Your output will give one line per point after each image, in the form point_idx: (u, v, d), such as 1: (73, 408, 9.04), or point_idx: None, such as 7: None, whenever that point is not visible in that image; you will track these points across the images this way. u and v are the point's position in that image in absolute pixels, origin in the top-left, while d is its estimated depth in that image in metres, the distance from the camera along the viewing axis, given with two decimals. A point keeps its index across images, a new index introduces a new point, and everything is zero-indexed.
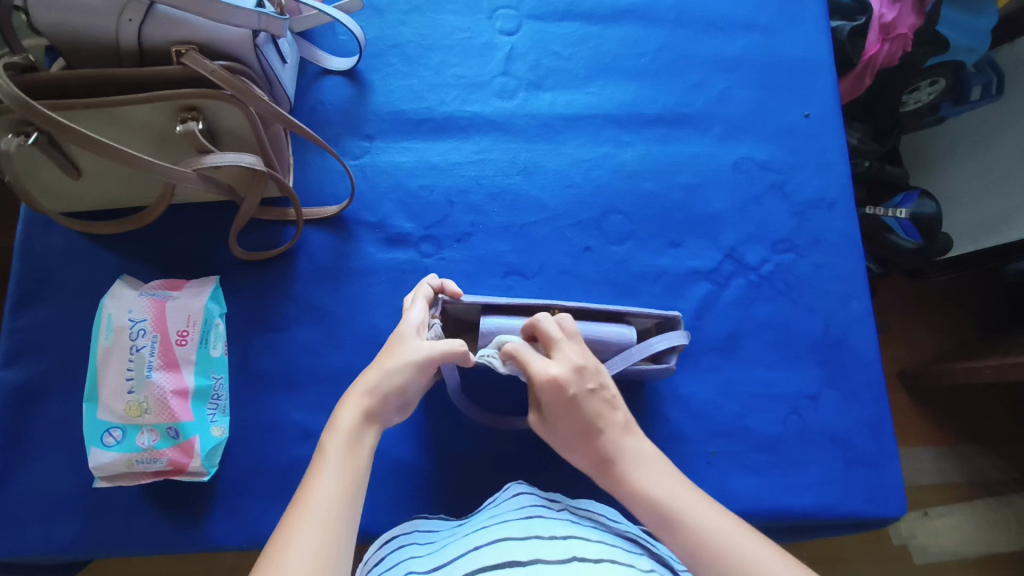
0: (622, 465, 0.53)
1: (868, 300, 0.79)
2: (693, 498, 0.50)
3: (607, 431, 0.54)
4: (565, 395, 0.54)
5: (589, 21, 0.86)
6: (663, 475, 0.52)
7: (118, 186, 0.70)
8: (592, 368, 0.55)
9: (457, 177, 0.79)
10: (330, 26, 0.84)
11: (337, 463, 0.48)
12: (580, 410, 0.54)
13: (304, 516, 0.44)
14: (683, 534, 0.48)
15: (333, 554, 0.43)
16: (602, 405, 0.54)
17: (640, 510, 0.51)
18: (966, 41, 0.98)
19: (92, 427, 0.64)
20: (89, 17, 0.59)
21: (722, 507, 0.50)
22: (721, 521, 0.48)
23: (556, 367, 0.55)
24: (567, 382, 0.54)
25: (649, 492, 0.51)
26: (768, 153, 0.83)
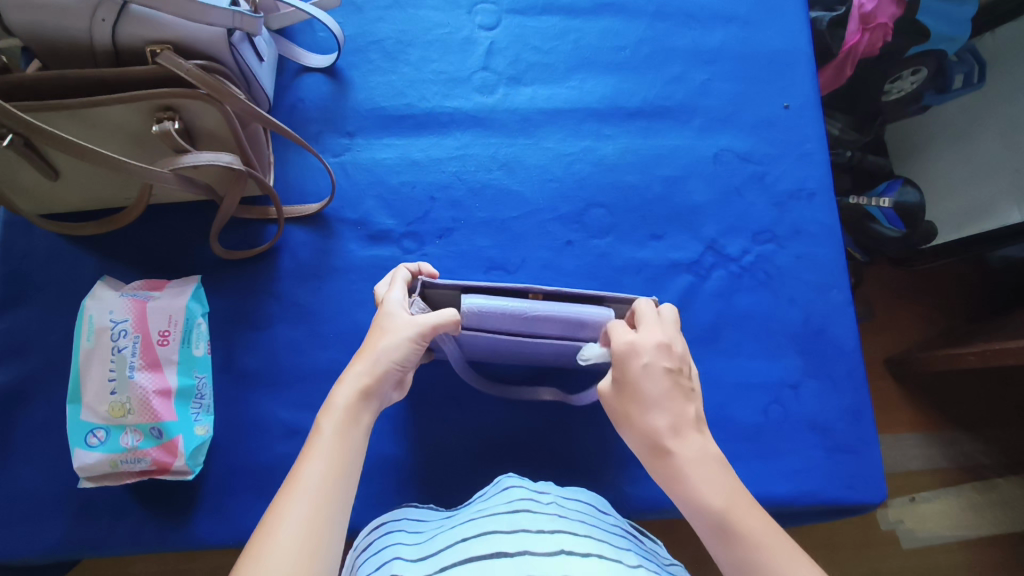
0: (675, 448, 0.50)
1: (847, 289, 0.80)
2: (754, 511, 0.48)
3: (671, 413, 0.51)
4: (638, 363, 0.53)
5: (569, 15, 0.86)
6: (725, 479, 0.49)
7: (97, 187, 0.69)
8: (676, 350, 0.54)
9: (438, 173, 0.79)
10: (309, 23, 0.83)
11: (330, 440, 0.48)
12: (647, 383, 0.52)
13: (295, 493, 0.44)
14: (739, 549, 0.46)
15: (323, 531, 0.43)
16: (674, 387, 0.52)
17: (690, 508, 0.49)
18: (947, 30, 0.97)
19: (75, 428, 0.64)
20: (61, 17, 0.59)
21: (783, 529, 0.47)
22: (778, 542, 0.46)
23: (640, 337, 0.54)
24: (643, 351, 0.53)
25: (702, 493, 0.48)
26: (748, 145, 0.84)
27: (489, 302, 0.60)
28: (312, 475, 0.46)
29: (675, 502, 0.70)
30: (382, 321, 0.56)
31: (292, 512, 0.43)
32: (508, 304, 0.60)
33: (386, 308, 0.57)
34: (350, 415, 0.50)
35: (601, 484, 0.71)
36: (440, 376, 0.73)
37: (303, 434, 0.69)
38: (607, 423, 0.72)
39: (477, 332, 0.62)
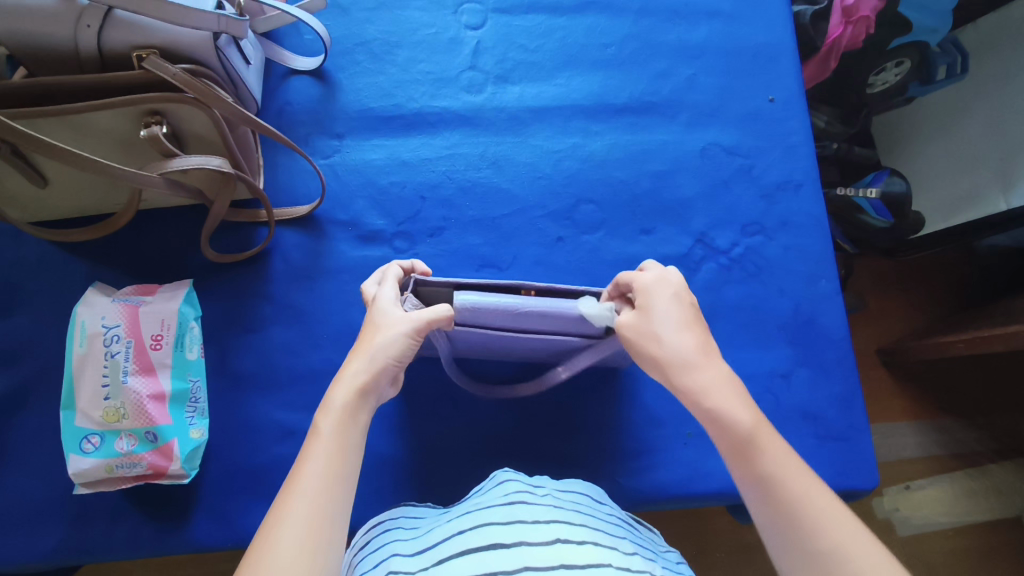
0: (699, 367, 0.51)
1: (836, 279, 0.80)
2: (776, 438, 0.49)
3: (700, 336, 0.53)
4: (668, 291, 0.55)
5: (554, 13, 0.87)
6: (747, 403, 0.50)
7: (86, 193, 0.69)
8: (693, 293, 0.58)
9: (427, 173, 0.79)
10: (295, 26, 0.84)
11: (329, 442, 0.48)
12: (677, 308, 0.55)
13: (295, 497, 0.44)
14: (760, 465, 0.47)
15: (325, 536, 0.43)
16: (699, 318, 0.55)
17: (716, 422, 0.50)
18: (929, 22, 0.98)
19: (71, 434, 0.64)
20: (47, 24, 0.59)
21: (801, 456, 0.49)
22: (793, 465, 0.47)
23: (669, 272, 0.57)
24: (675, 281, 0.56)
25: (726, 409, 0.49)
26: (735, 139, 0.85)
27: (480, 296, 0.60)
28: (312, 479, 0.46)
29: (670, 493, 0.71)
30: (372, 321, 0.56)
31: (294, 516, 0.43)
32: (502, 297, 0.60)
33: (375, 308, 0.57)
34: (347, 415, 0.50)
35: (596, 478, 0.71)
36: (435, 374, 0.74)
37: (299, 435, 0.69)
38: (600, 417, 0.73)
39: (472, 327, 0.62)
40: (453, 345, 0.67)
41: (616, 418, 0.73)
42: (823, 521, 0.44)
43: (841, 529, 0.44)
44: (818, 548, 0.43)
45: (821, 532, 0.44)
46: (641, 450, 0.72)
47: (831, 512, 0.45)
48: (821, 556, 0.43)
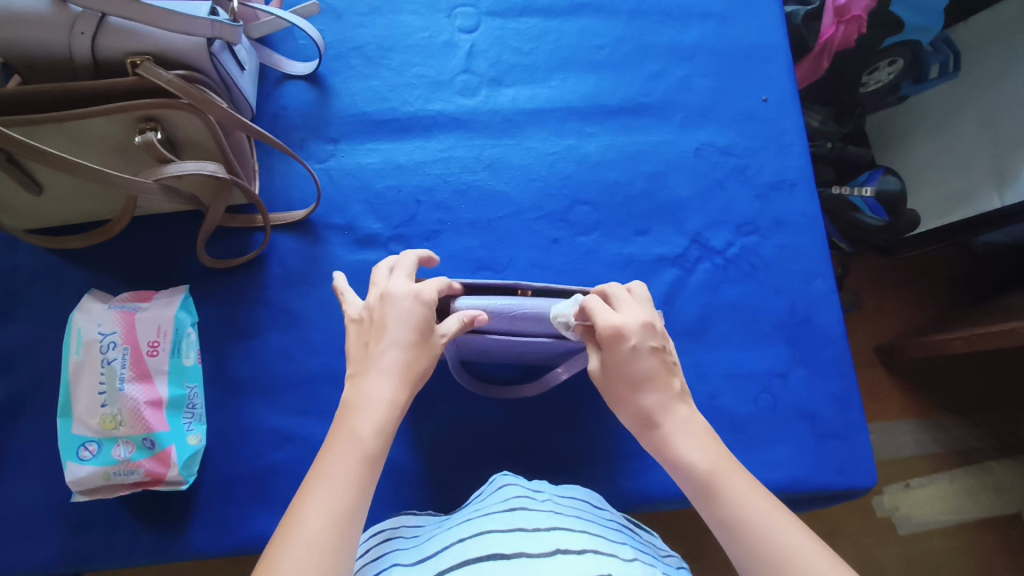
0: (664, 422, 0.52)
1: (831, 278, 0.81)
2: (740, 477, 0.49)
3: (658, 391, 0.53)
4: (626, 345, 0.52)
5: (548, 16, 0.87)
6: (710, 445, 0.51)
7: (81, 200, 0.69)
8: (657, 327, 0.55)
9: (422, 176, 0.79)
10: (289, 31, 0.84)
11: (358, 453, 0.46)
12: (635, 365, 0.53)
13: (311, 505, 0.42)
14: (721, 507, 0.47)
15: (341, 553, 0.41)
16: (661, 365, 0.53)
17: (679, 472, 0.51)
18: (921, 21, 0.99)
19: (67, 442, 0.64)
20: (41, 32, 0.60)
21: (765, 490, 0.48)
22: (756, 499, 0.47)
23: (625, 319, 0.54)
24: (632, 333, 0.53)
25: (688, 457, 0.50)
26: (729, 139, 0.85)
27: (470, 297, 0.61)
28: (333, 489, 0.43)
29: (669, 493, 0.71)
30: (417, 320, 0.52)
31: (309, 526, 0.41)
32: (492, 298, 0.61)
33: (421, 304, 0.53)
34: (386, 431, 0.48)
35: (595, 479, 0.71)
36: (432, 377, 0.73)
37: (297, 440, 0.69)
38: (598, 418, 0.73)
39: (475, 333, 0.63)
40: (456, 351, 0.68)
41: (615, 419, 0.73)
42: (787, 555, 0.43)
43: (807, 560, 0.42)
44: None
45: None
46: (640, 451, 0.72)
47: (797, 545, 0.43)
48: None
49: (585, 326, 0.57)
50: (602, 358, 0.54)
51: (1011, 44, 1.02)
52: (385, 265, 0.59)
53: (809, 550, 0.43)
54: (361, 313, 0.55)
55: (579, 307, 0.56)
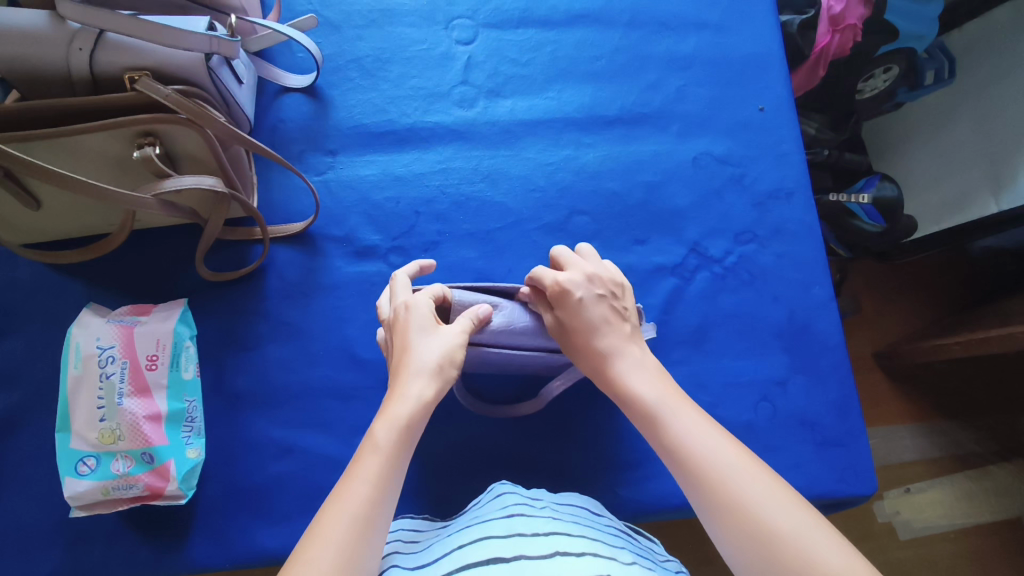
0: (617, 362, 0.55)
1: (830, 285, 0.81)
2: (686, 406, 0.52)
3: (609, 333, 0.56)
4: (573, 298, 0.56)
5: (544, 27, 0.87)
6: (657, 379, 0.54)
7: (80, 215, 0.70)
8: (604, 277, 0.59)
9: (420, 188, 0.80)
10: (287, 44, 0.84)
11: (378, 453, 0.46)
12: (585, 313, 0.56)
13: (333, 512, 0.43)
14: (666, 432, 0.50)
15: (360, 560, 0.42)
16: (612, 311, 0.57)
17: (628, 401, 0.54)
18: (917, 29, 0.99)
19: (66, 457, 0.64)
20: (40, 49, 0.60)
21: (708, 416, 0.51)
22: (699, 424, 0.50)
23: (569, 276, 0.58)
24: (576, 287, 0.57)
25: (638, 389, 0.53)
26: (726, 148, 0.85)
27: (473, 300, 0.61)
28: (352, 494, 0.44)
29: (669, 504, 0.71)
30: (424, 322, 0.54)
31: (333, 524, 0.42)
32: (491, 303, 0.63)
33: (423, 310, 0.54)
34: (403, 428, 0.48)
35: (595, 490, 0.71)
36: None
37: (297, 453, 0.69)
38: (598, 429, 0.73)
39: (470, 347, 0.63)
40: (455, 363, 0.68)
41: (615, 429, 0.73)
42: (724, 473, 0.46)
43: (741, 478, 0.46)
44: (714, 509, 0.45)
45: (718, 490, 0.45)
46: (640, 461, 0.72)
47: (731, 463, 0.47)
48: (722, 504, 0.45)
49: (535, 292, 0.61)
50: (556, 316, 0.57)
51: (1009, 48, 1.02)
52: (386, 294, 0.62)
53: (745, 467, 0.46)
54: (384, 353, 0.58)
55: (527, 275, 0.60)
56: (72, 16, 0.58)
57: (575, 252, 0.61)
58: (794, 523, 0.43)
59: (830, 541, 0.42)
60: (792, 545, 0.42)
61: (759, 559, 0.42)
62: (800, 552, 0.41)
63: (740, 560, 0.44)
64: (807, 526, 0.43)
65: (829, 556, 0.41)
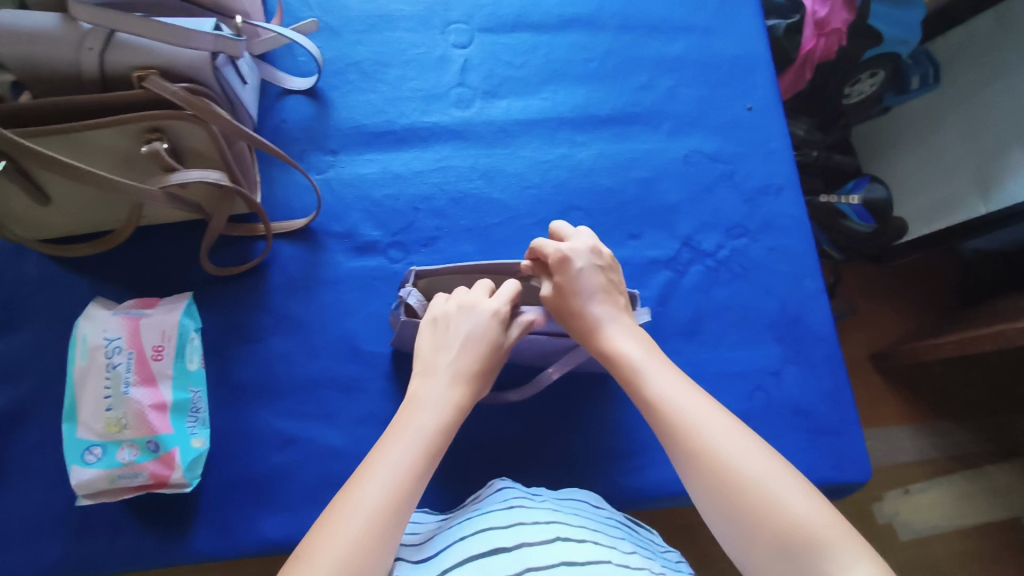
0: (607, 328, 0.60)
1: (820, 278, 0.83)
2: (664, 368, 0.56)
3: (600, 302, 0.61)
4: (572, 266, 0.62)
5: (538, 31, 0.90)
6: (640, 343, 0.59)
7: (89, 210, 0.71)
8: (604, 250, 0.65)
9: (420, 185, 0.82)
10: (289, 48, 0.87)
11: (422, 437, 0.52)
12: (581, 281, 0.61)
13: (368, 481, 0.48)
14: (648, 390, 0.54)
15: (391, 519, 0.47)
16: (608, 283, 0.63)
17: (612, 361, 0.58)
18: (899, 34, 1.03)
19: (72, 446, 0.65)
20: (53, 48, 0.62)
21: (684, 378, 0.56)
22: (677, 382, 0.54)
23: (573, 246, 0.63)
24: (578, 257, 0.62)
25: (622, 350, 0.58)
26: (716, 146, 0.88)
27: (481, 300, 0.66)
28: (389, 467, 0.49)
29: (666, 491, 0.72)
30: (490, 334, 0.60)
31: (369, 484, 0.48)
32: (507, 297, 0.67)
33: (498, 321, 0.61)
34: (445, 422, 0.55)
35: (593, 478, 0.72)
36: None
37: (299, 443, 0.70)
38: (596, 418, 0.74)
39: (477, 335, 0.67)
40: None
41: (611, 417, 0.75)
42: (701, 425, 0.50)
43: (716, 430, 0.49)
44: (683, 451, 0.49)
45: (686, 433, 0.50)
46: (638, 450, 0.73)
47: (699, 412, 0.51)
48: (697, 452, 0.48)
49: (535, 262, 0.66)
50: (555, 282, 0.62)
51: (989, 57, 1.05)
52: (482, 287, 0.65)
53: (713, 414, 0.51)
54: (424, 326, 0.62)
55: (528, 248, 0.66)
56: (87, 17, 0.61)
57: (575, 228, 0.67)
58: (763, 470, 0.46)
59: (794, 485, 0.46)
60: (759, 485, 0.45)
61: (726, 498, 0.46)
62: (753, 484, 0.46)
63: (710, 503, 0.47)
64: (774, 471, 0.46)
65: (791, 497, 0.45)
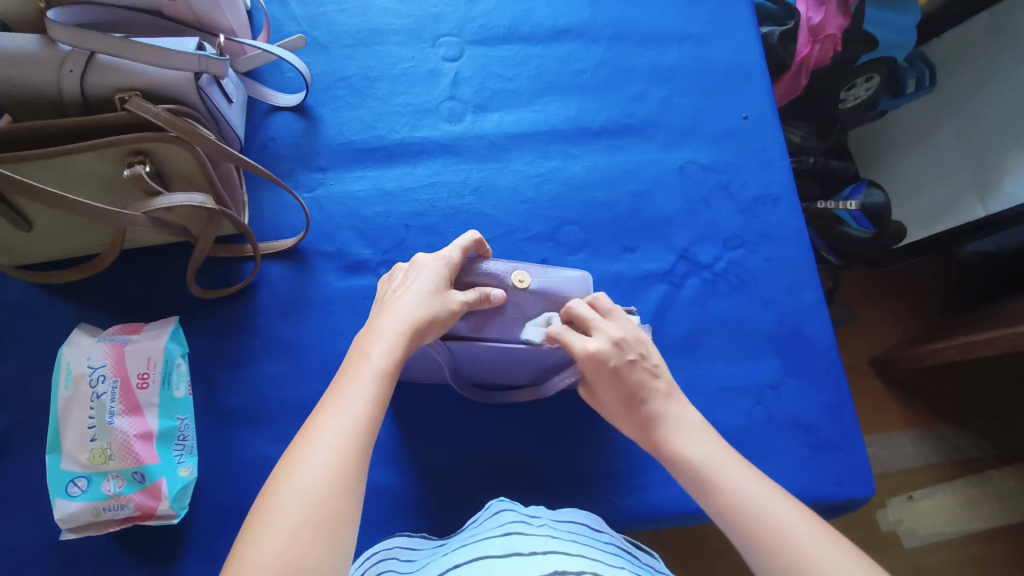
0: (660, 423, 0.54)
1: (819, 289, 0.81)
2: (734, 463, 0.51)
3: (651, 400, 0.55)
4: (608, 366, 0.55)
5: (529, 43, 0.89)
6: (704, 437, 0.53)
7: (71, 235, 0.70)
8: (633, 340, 0.56)
9: (411, 202, 0.80)
10: (277, 64, 0.86)
11: (373, 385, 0.47)
12: (625, 379, 0.55)
13: (316, 444, 0.43)
14: (722, 494, 0.49)
15: (350, 481, 0.42)
16: (645, 374, 0.55)
17: (673, 460, 0.53)
18: (895, 38, 1.02)
19: (56, 478, 0.63)
20: (33, 71, 0.61)
21: (761, 476, 0.50)
22: (757, 485, 0.49)
23: (618, 331, 0.56)
24: (627, 344, 0.56)
25: (686, 451, 0.52)
26: (711, 156, 0.86)
27: (505, 268, 0.60)
28: (348, 418, 0.45)
29: (667, 511, 0.70)
30: (443, 269, 0.56)
31: (319, 446, 0.43)
32: (523, 267, 0.61)
33: (486, 275, 0.59)
34: (397, 358, 0.50)
35: (592, 500, 0.70)
36: (424, 401, 0.73)
37: None
38: (594, 438, 0.73)
39: (468, 341, 0.60)
40: (453, 360, 0.64)
41: (610, 436, 0.73)
42: (788, 536, 0.45)
43: (807, 540, 0.44)
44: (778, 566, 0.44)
45: (780, 547, 0.45)
46: (637, 469, 0.71)
47: (786, 519, 0.46)
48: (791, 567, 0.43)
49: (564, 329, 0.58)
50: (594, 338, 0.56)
51: (984, 60, 1.04)
52: (490, 261, 0.60)
53: (803, 521, 0.46)
54: (390, 273, 0.59)
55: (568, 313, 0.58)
56: (65, 39, 0.60)
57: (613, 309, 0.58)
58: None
59: None
60: None
61: None
62: None
63: None
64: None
65: None
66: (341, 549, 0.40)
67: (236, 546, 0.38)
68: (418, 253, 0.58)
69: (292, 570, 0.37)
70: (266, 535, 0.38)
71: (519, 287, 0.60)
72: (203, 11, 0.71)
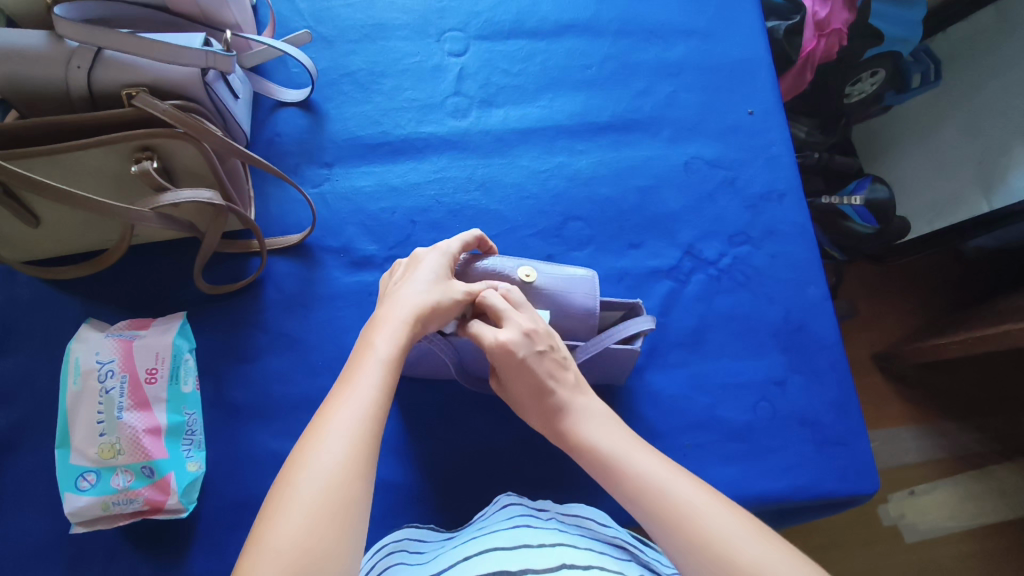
0: (567, 415, 0.53)
1: (825, 285, 0.81)
2: (641, 446, 0.51)
3: (558, 390, 0.54)
4: (516, 358, 0.52)
5: (534, 38, 0.89)
6: (611, 425, 0.53)
7: (78, 231, 0.70)
8: (543, 332, 0.55)
9: (416, 197, 0.80)
10: (282, 60, 0.86)
11: (380, 370, 0.47)
12: (531, 371, 0.53)
13: (328, 429, 0.43)
14: (626, 475, 0.48)
15: (363, 464, 0.42)
16: (553, 366, 0.54)
17: (579, 448, 0.52)
18: (900, 33, 1.02)
19: (65, 472, 0.64)
20: (41, 66, 0.61)
21: (661, 454, 0.50)
22: (657, 463, 0.49)
23: (520, 324, 0.54)
24: (534, 337, 0.54)
25: (593, 439, 0.52)
26: (716, 152, 0.86)
27: (512, 263, 0.62)
28: (357, 402, 0.45)
29: None
30: (443, 262, 0.57)
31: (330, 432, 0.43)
32: (530, 264, 0.62)
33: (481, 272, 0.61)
34: (401, 343, 0.50)
35: (598, 495, 0.70)
36: (430, 396, 0.74)
37: None
38: None
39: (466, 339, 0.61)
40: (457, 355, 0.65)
41: None
42: (686, 509, 0.45)
43: (705, 514, 0.44)
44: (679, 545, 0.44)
45: (682, 524, 0.44)
46: None
47: (683, 495, 0.46)
48: (690, 543, 0.44)
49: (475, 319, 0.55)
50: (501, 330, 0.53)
51: (988, 54, 1.04)
52: (485, 260, 0.61)
53: (698, 493, 0.46)
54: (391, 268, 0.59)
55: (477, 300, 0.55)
56: (72, 34, 0.59)
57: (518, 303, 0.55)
58: (752, 549, 0.42)
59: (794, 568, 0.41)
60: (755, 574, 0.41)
61: None
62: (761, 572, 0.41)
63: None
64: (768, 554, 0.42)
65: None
66: (355, 532, 0.40)
67: (253, 534, 0.39)
68: (418, 249, 0.59)
69: (309, 554, 0.38)
70: (281, 523, 0.39)
71: (526, 281, 0.61)
72: (209, 7, 0.71)
